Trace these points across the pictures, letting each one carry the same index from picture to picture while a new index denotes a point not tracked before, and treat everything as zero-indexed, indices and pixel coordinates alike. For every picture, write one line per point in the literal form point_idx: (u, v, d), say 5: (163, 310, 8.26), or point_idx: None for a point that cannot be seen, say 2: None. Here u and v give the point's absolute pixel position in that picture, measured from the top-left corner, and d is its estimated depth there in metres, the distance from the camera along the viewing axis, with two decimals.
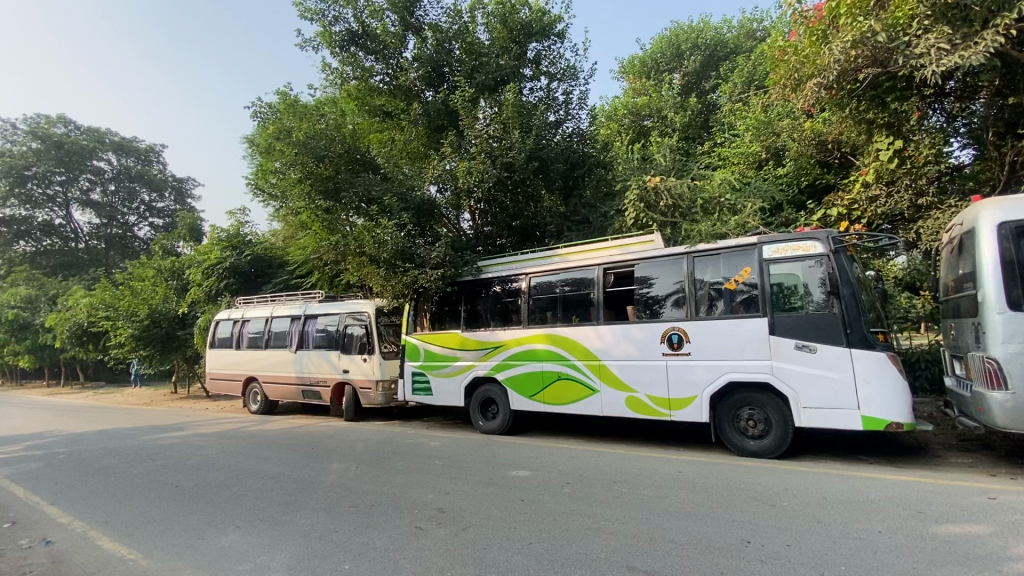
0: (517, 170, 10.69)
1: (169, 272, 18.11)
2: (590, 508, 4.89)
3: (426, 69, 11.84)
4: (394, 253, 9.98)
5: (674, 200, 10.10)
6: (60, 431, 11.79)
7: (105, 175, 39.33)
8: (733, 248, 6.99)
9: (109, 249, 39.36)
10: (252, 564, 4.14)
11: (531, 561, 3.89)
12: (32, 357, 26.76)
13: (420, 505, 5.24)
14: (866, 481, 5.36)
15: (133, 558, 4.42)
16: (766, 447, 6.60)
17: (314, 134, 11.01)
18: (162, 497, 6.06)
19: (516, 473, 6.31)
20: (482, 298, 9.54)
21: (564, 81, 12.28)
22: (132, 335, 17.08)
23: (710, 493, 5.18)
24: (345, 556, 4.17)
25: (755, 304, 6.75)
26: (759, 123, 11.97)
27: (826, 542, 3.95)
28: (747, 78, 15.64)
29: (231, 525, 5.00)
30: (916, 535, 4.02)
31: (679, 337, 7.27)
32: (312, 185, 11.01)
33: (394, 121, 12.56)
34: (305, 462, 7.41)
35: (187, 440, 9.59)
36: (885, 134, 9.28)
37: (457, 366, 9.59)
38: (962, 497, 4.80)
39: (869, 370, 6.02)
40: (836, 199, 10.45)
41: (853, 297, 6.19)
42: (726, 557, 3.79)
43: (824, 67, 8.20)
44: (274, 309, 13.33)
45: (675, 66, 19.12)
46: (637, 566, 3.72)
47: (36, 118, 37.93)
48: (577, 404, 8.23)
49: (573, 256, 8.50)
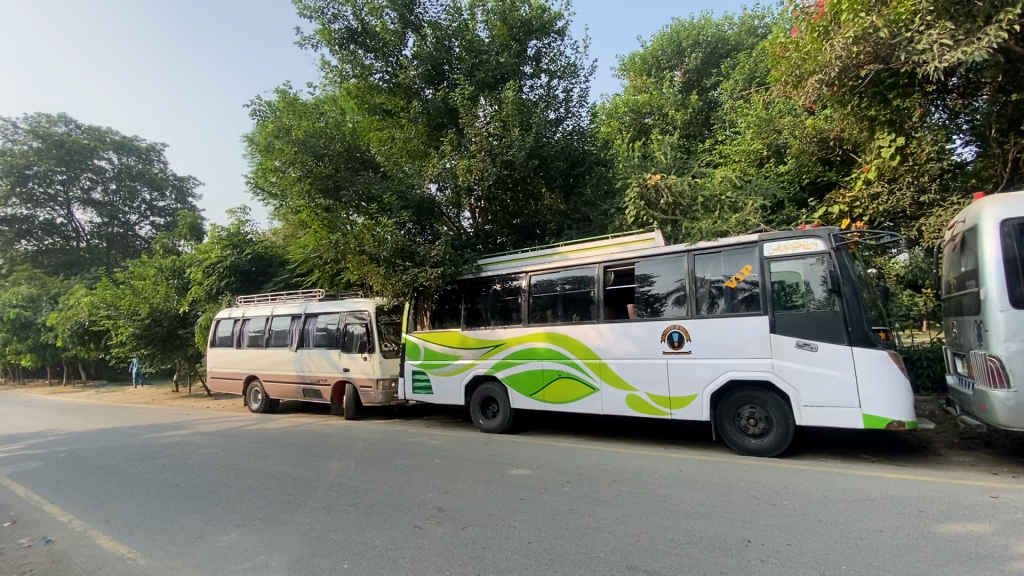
0: (517, 168, 10.66)
1: (170, 271, 18.12)
2: (590, 507, 4.88)
3: (426, 66, 11.80)
4: (394, 251, 9.98)
5: (675, 197, 10.07)
6: (62, 430, 11.80)
7: (106, 174, 39.34)
8: (733, 246, 6.97)
9: (110, 248, 39.44)
10: (250, 563, 4.12)
11: (530, 561, 3.87)
12: (33, 356, 26.80)
13: (420, 504, 5.23)
14: (867, 480, 5.34)
15: (132, 557, 4.41)
16: (767, 446, 6.58)
17: (314, 132, 10.98)
18: (161, 496, 6.05)
19: (516, 471, 6.30)
20: (482, 296, 9.52)
21: (564, 78, 12.24)
22: (133, 334, 17.11)
23: (711, 492, 5.15)
24: (344, 555, 4.15)
25: (756, 301, 6.73)
26: (760, 120, 11.93)
27: (827, 541, 3.93)
28: (748, 75, 15.58)
29: (230, 524, 4.99)
30: (918, 534, 4.00)
31: (679, 335, 7.25)
32: (312, 183, 10.99)
33: (394, 119, 12.55)
34: (305, 460, 7.41)
35: (187, 439, 9.59)
36: (887, 131, 9.33)
37: (457, 364, 9.58)
38: (965, 496, 4.77)
39: (870, 369, 5.99)
40: (838, 196, 10.39)
41: (854, 295, 6.16)
42: (727, 556, 3.76)
43: (825, 63, 8.14)
44: (274, 308, 13.32)
45: (675, 64, 19.07)
46: (636, 566, 3.70)
47: (37, 117, 37.95)
48: (578, 402, 8.22)
49: (573, 254, 8.48)
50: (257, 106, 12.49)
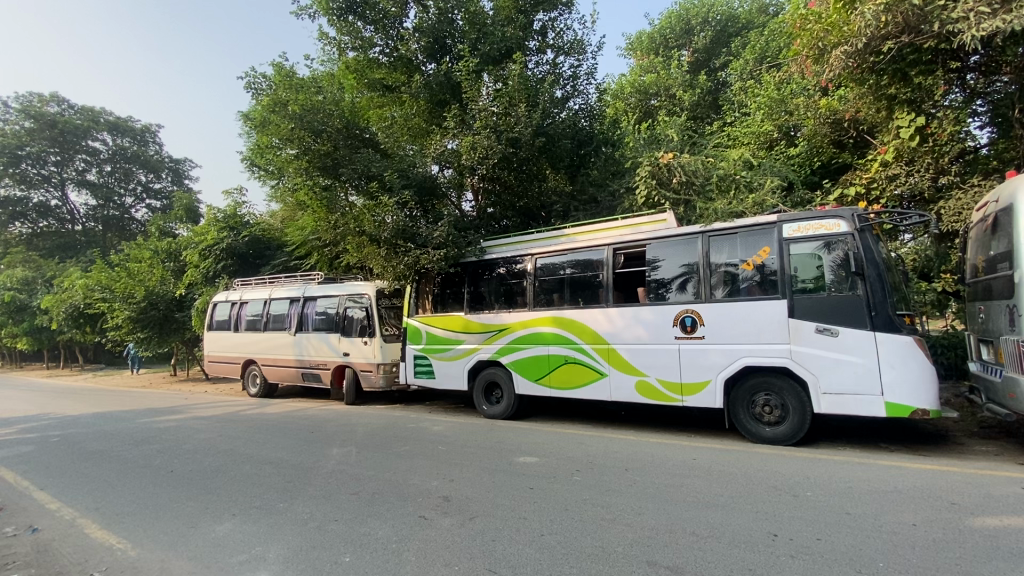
0: (522, 146, 10.33)
1: (166, 254, 17.83)
2: (604, 497, 4.66)
3: (427, 39, 11.33)
4: (395, 233, 9.67)
5: (688, 176, 9.77)
6: (57, 413, 11.60)
7: (101, 155, 38.72)
8: (751, 227, 6.68)
9: (106, 231, 38.86)
10: (246, 555, 3.88)
11: (544, 555, 3.64)
12: (28, 339, 26.50)
13: (424, 493, 5.01)
14: (890, 471, 5.12)
15: (121, 548, 4.18)
16: (782, 434, 6.35)
17: (311, 107, 10.63)
18: (154, 483, 5.83)
19: (523, 459, 6.08)
20: (485, 279, 9.24)
21: (571, 54, 11.78)
22: (129, 317, 16.86)
23: (730, 483, 4.93)
24: (346, 547, 3.92)
25: (774, 285, 6.46)
26: (772, 101, 11.51)
27: (859, 536, 3.70)
28: (760, 54, 15.03)
29: (226, 513, 4.77)
30: (954, 529, 3.76)
31: (692, 320, 6.99)
32: (310, 161, 10.82)
33: (394, 95, 12.21)
34: (303, 447, 7.19)
35: (184, 424, 9.38)
36: (907, 110, 8.91)
37: (460, 349, 9.33)
38: (996, 487, 4.55)
39: (893, 355, 5.75)
40: (853, 177, 10.02)
41: (878, 278, 5.90)
42: (753, 551, 3.54)
43: (853, 34, 7.89)
44: (272, 290, 13.03)
45: (684, 43, 18.50)
46: (659, 562, 3.46)
47: (29, 96, 37.19)
48: (585, 388, 7.97)
49: (581, 237, 8.19)
50: (252, 78, 11.96)
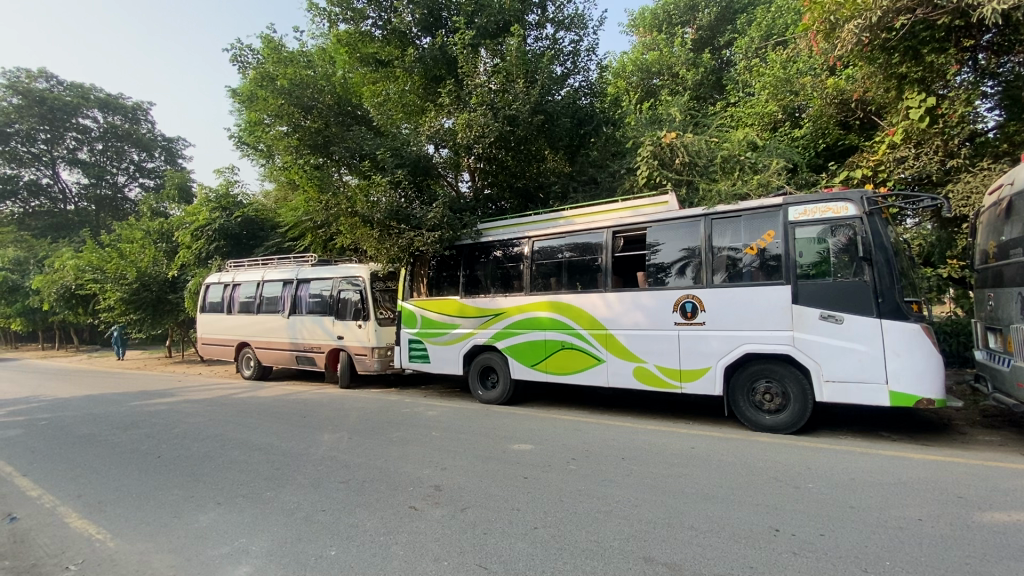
0: (520, 125, 10.00)
1: (158, 235, 17.55)
2: (599, 489, 4.52)
3: (421, 12, 10.92)
4: (388, 214, 9.45)
5: (691, 157, 9.64)
6: (47, 396, 11.45)
7: (92, 133, 37.96)
8: (756, 209, 6.46)
9: (99, 211, 38.29)
10: (229, 548, 3.74)
11: (536, 549, 3.50)
12: (22, 320, 26.30)
13: (416, 482, 4.87)
14: (893, 462, 5.00)
15: (100, 539, 4.03)
16: (783, 422, 6.22)
17: (300, 81, 10.47)
18: (140, 469, 5.69)
19: (517, 446, 5.95)
20: (481, 262, 9.02)
21: (572, 29, 11.41)
22: (122, 298, 16.65)
23: (729, 473, 4.81)
24: (331, 540, 3.78)
25: (778, 271, 6.25)
26: (778, 80, 11.16)
27: (863, 532, 3.58)
28: (765, 32, 14.66)
29: (211, 503, 4.62)
30: (961, 525, 3.64)
31: (692, 306, 6.81)
32: (301, 139, 10.57)
33: (388, 70, 11.82)
34: (295, 432, 7.05)
35: (174, 408, 9.21)
36: (916, 90, 8.53)
37: (456, 333, 9.15)
38: (1003, 480, 4.43)
39: (900, 343, 5.59)
40: (861, 160, 9.63)
41: (886, 263, 5.71)
42: (755, 548, 3.39)
43: (866, 7, 7.59)
44: (265, 272, 12.79)
45: (688, 19, 17.92)
46: (656, 558, 3.32)
47: (17, 72, 36.55)
48: (581, 373, 7.82)
49: (579, 219, 7.93)
50: (240, 51, 11.55)
